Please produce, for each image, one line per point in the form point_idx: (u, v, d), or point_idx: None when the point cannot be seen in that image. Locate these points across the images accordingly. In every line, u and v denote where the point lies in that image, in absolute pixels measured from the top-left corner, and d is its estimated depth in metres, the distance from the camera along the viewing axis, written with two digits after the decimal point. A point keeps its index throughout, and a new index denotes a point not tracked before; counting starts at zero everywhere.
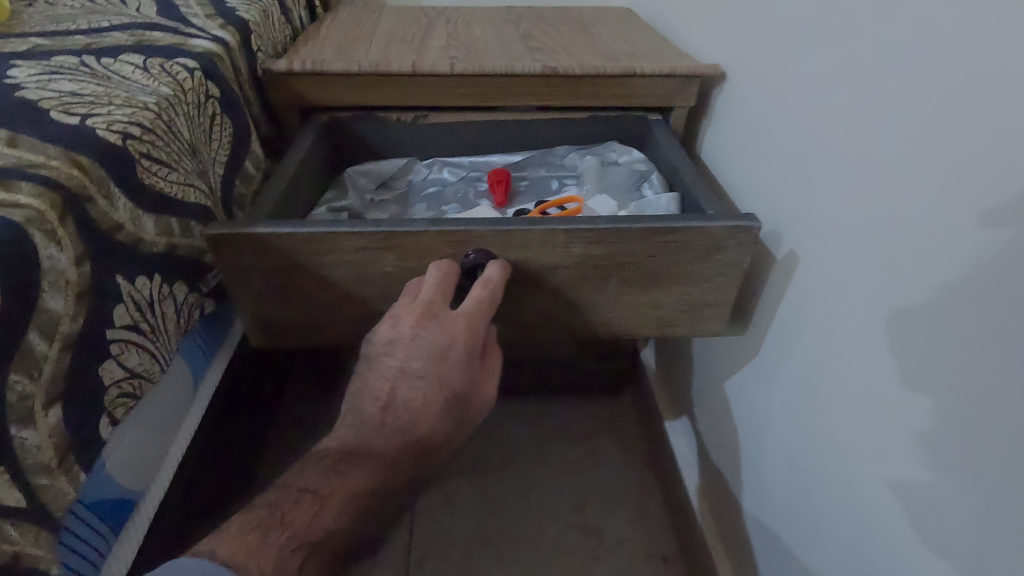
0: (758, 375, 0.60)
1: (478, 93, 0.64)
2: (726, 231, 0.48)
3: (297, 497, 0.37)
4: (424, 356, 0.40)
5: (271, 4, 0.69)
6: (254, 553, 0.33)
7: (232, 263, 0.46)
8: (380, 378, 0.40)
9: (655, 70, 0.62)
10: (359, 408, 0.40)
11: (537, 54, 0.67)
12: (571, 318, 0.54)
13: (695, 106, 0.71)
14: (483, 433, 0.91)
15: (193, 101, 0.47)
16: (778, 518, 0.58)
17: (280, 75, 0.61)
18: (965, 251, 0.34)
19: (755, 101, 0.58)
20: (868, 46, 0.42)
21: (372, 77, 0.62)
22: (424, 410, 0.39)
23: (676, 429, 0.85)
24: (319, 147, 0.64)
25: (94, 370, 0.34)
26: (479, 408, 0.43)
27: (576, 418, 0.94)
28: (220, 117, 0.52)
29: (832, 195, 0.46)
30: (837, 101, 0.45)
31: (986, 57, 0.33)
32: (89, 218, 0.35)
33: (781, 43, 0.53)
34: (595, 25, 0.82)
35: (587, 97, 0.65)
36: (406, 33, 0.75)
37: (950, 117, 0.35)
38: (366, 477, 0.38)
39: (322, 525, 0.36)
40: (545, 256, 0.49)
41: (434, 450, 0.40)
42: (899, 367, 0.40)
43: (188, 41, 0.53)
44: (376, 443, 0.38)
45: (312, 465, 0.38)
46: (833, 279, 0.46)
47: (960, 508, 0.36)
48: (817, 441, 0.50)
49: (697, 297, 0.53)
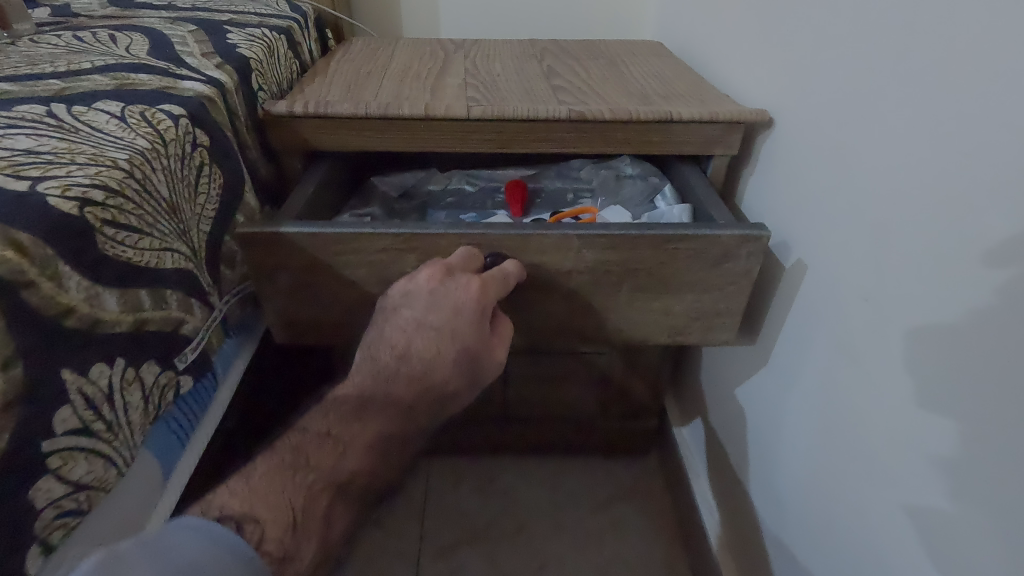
0: (773, 381, 0.60)
1: (497, 141, 0.57)
2: (736, 240, 0.48)
3: (319, 441, 0.40)
4: (439, 309, 0.43)
5: (278, 39, 0.65)
6: (284, 492, 0.36)
7: (267, 257, 0.48)
8: (398, 329, 0.43)
9: (696, 115, 0.55)
10: (375, 358, 0.43)
11: (563, 96, 0.61)
12: (582, 324, 0.54)
13: (737, 155, 0.65)
14: (497, 495, 0.85)
15: (175, 154, 0.42)
16: (792, 532, 0.56)
17: (281, 117, 0.55)
18: (978, 275, 0.35)
19: (796, 148, 0.54)
20: (877, 81, 0.43)
21: (380, 121, 0.55)
22: (435, 361, 0.42)
23: (684, 435, 0.82)
24: (325, 195, 0.59)
25: (23, 494, 0.29)
26: (492, 362, 0.45)
27: (596, 480, 0.87)
28: (209, 167, 0.47)
29: (847, 221, 0.47)
30: (852, 131, 0.46)
31: (989, 92, 0.34)
32: (26, 305, 0.30)
33: (817, 87, 0.51)
34: (625, 61, 0.76)
35: (619, 143, 0.57)
36: (421, 69, 0.70)
37: (972, 146, 0.35)
38: (383, 423, 0.41)
39: (347, 468, 0.39)
40: (559, 261, 0.49)
41: (445, 396, 0.43)
42: (913, 390, 0.40)
43: (178, 83, 0.48)
44: (391, 390, 0.42)
45: (330, 411, 0.41)
46: (846, 303, 0.47)
47: (983, 535, 0.35)
48: (831, 454, 0.49)
49: (708, 305, 0.52)
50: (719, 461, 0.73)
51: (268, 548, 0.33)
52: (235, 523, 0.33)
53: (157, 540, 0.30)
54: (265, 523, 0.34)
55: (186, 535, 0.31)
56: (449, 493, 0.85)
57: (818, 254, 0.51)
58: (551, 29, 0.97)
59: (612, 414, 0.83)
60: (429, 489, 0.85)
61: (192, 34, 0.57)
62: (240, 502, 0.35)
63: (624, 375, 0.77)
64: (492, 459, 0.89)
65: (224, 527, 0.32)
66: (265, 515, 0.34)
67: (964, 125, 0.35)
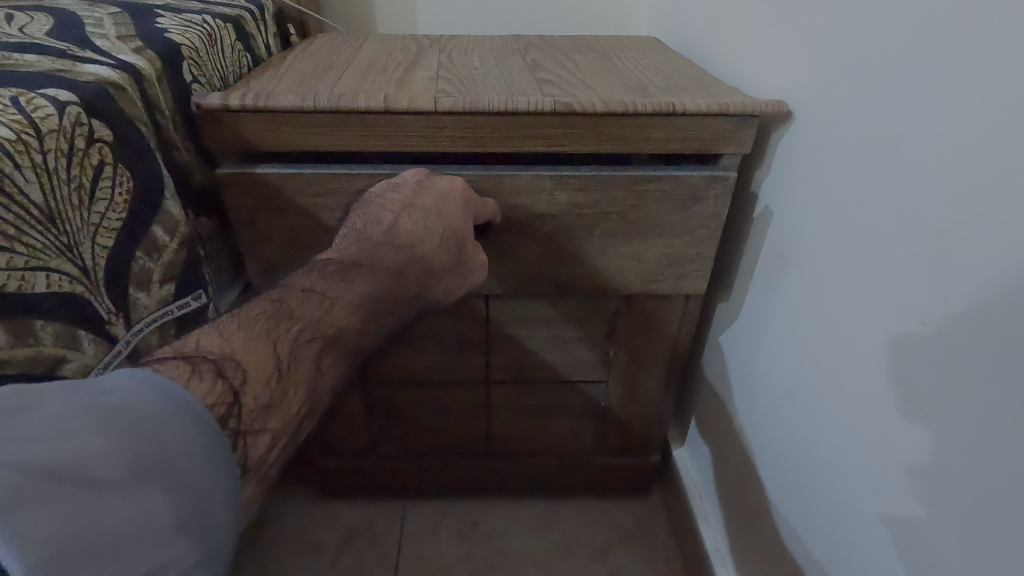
0: (747, 343, 0.58)
1: (471, 139, 0.48)
2: (704, 181, 0.50)
3: (303, 296, 0.41)
4: (427, 194, 0.45)
5: (223, 27, 0.57)
6: (274, 335, 0.38)
7: (235, 195, 0.50)
8: (383, 208, 0.45)
9: (702, 106, 0.47)
10: (361, 231, 0.45)
11: (547, 88, 0.53)
12: (560, 272, 0.55)
13: (748, 154, 0.58)
14: (480, 541, 0.75)
15: (55, 148, 0.34)
16: (778, 491, 0.53)
17: (215, 112, 0.47)
18: (975, 276, 0.31)
19: (806, 141, 0.47)
20: (870, 63, 0.39)
21: (332, 115, 0.47)
22: (423, 237, 0.45)
23: (685, 456, 0.75)
24: (268, 196, 0.50)
25: None
26: (474, 254, 0.48)
27: (592, 524, 0.77)
28: (114, 166, 0.38)
29: (836, 208, 0.43)
30: (847, 116, 0.42)
31: (998, 73, 0.30)
32: None
33: (827, 67, 0.44)
34: (617, 54, 0.69)
35: (614, 141, 0.49)
36: (389, 61, 0.62)
37: (1002, 142, 0.30)
38: (369, 285, 0.43)
39: (334, 321, 0.42)
40: (533, 202, 0.51)
41: (431, 273, 0.46)
42: (896, 396, 0.37)
43: (78, 67, 0.40)
44: (378, 258, 0.44)
45: (315, 271, 0.43)
46: (835, 298, 0.43)
47: (951, 543, 0.34)
48: (810, 432, 0.47)
49: (679, 252, 0.54)
50: (728, 487, 0.64)
51: (251, 395, 0.34)
52: (216, 363, 0.33)
53: (86, 381, 0.27)
54: (248, 369, 0.35)
55: (123, 381, 0.28)
56: (426, 540, 0.75)
57: (812, 246, 0.46)
58: (538, 24, 0.89)
59: (607, 448, 0.73)
60: (405, 537, 0.76)
61: (112, 16, 0.49)
62: (221, 342, 0.35)
63: (623, 404, 0.67)
64: (475, 499, 0.80)
65: (171, 379, 0.30)
66: (249, 360, 0.35)
67: (1001, 119, 0.30)
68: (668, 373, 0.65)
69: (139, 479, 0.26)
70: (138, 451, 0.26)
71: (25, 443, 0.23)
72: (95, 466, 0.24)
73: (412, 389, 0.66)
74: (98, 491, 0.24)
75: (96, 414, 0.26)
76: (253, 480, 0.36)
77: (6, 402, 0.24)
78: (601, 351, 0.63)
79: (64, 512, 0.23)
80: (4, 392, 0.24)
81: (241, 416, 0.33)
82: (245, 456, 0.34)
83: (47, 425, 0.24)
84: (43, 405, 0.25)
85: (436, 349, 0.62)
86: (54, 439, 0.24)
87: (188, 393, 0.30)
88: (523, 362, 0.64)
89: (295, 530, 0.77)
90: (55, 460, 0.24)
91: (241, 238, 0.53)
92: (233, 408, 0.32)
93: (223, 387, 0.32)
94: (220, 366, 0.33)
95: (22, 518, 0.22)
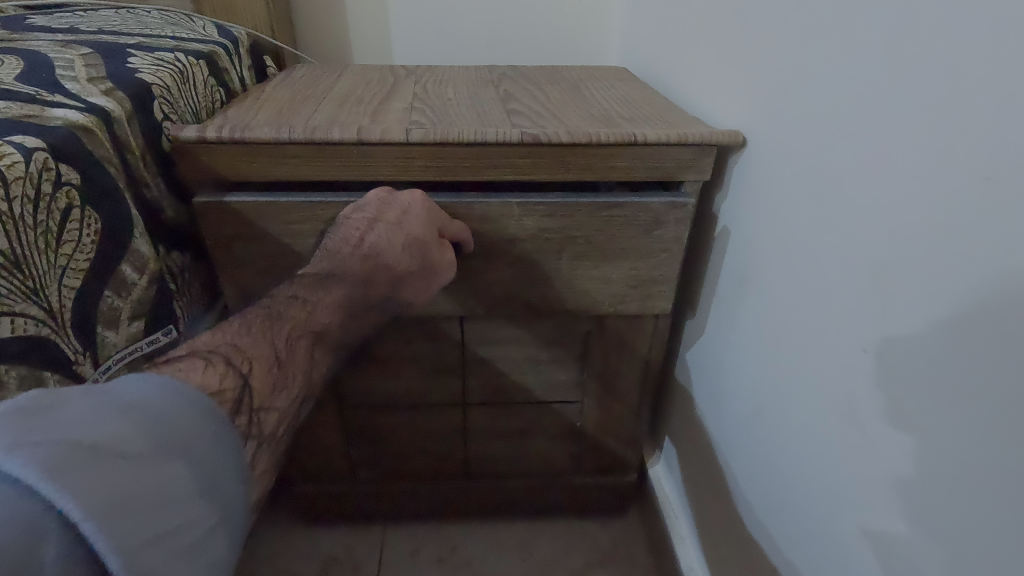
0: (714, 358, 0.60)
1: (442, 167, 0.50)
2: (665, 207, 0.52)
3: (288, 301, 0.43)
4: (388, 209, 0.47)
5: (195, 63, 0.58)
6: (268, 330, 0.40)
7: (209, 220, 0.51)
8: (352, 227, 0.47)
9: (661, 135, 0.50)
10: (334, 249, 0.47)
11: (517, 119, 0.55)
12: (531, 294, 0.56)
13: (710, 179, 0.60)
14: (459, 566, 0.75)
15: (24, 197, 0.35)
16: (755, 500, 0.53)
17: (188, 145, 0.48)
18: (944, 272, 0.31)
19: (765, 161, 0.50)
20: (832, 71, 0.41)
21: (306, 145, 0.48)
22: (389, 249, 0.46)
23: (660, 474, 0.76)
24: (241, 229, 0.52)
25: None
26: (442, 255, 0.49)
27: (572, 547, 0.77)
28: (81, 209, 0.39)
29: (806, 215, 0.44)
30: (812, 124, 0.43)
31: (949, 67, 0.31)
32: None
33: (786, 90, 0.46)
34: (587, 85, 0.72)
35: (579, 168, 0.51)
36: (365, 92, 0.64)
37: (963, 132, 0.30)
38: (346, 290, 0.46)
39: (320, 320, 0.44)
40: (503, 228, 0.52)
41: (402, 279, 0.48)
42: (885, 403, 0.36)
43: (46, 112, 0.41)
44: (348, 268, 0.46)
45: (296, 282, 0.46)
46: (811, 309, 0.43)
47: (935, 556, 0.33)
48: (784, 442, 0.48)
49: (645, 273, 0.56)
50: (702, 503, 0.65)
51: (258, 380, 0.36)
52: (224, 355, 0.35)
53: (105, 387, 0.28)
54: (253, 358, 0.37)
55: (138, 384, 0.29)
56: (405, 565, 0.75)
57: (778, 258, 0.48)
58: (513, 56, 0.92)
59: (585, 469, 0.73)
60: (384, 561, 0.75)
61: (84, 57, 0.51)
62: (219, 339, 0.37)
63: (598, 425, 0.68)
64: (454, 522, 0.80)
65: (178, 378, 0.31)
66: (253, 351, 0.38)
67: (953, 111, 0.31)
68: (641, 392, 0.66)
69: (161, 457, 0.26)
70: (158, 438, 0.27)
71: (58, 428, 0.24)
72: (123, 443, 0.25)
73: (388, 412, 0.66)
74: (127, 465, 0.25)
75: (114, 409, 0.26)
76: (265, 461, 0.37)
77: (33, 404, 0.24)
78: (573, 372, 0.65)
79: (107, 479, 0.24)
80: (28, 396, 0.25)
81: (253, 396, 0.35)
82: (259, 431, 0.35)
83: (76, 418, 0.25)
84: (67, 406, 0.25)
85: (412, 372, 0.63)
86: (84, 426, 0.25)
87: (194, 390, 0.30)
88: (498, 383, 0.65)
89: (272, 558, 0.76)
90: (86, 438, 0.24)
91: (218, 263, 0.54)
92: (245, 390, 0.34)
93: (233, 373, 0.34)
94: (228, 358, 0.35)
95: (66, 483, 0.22)
